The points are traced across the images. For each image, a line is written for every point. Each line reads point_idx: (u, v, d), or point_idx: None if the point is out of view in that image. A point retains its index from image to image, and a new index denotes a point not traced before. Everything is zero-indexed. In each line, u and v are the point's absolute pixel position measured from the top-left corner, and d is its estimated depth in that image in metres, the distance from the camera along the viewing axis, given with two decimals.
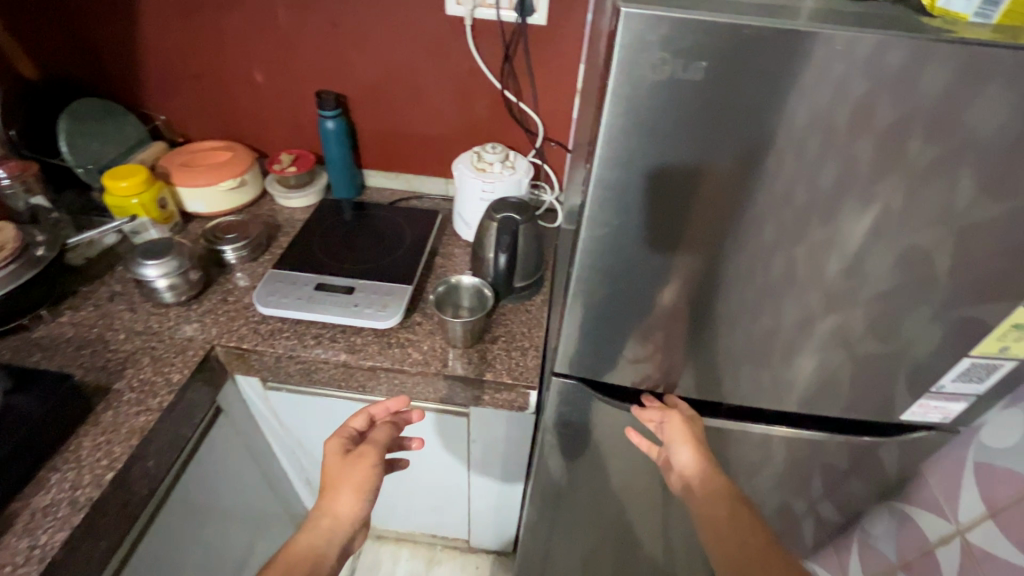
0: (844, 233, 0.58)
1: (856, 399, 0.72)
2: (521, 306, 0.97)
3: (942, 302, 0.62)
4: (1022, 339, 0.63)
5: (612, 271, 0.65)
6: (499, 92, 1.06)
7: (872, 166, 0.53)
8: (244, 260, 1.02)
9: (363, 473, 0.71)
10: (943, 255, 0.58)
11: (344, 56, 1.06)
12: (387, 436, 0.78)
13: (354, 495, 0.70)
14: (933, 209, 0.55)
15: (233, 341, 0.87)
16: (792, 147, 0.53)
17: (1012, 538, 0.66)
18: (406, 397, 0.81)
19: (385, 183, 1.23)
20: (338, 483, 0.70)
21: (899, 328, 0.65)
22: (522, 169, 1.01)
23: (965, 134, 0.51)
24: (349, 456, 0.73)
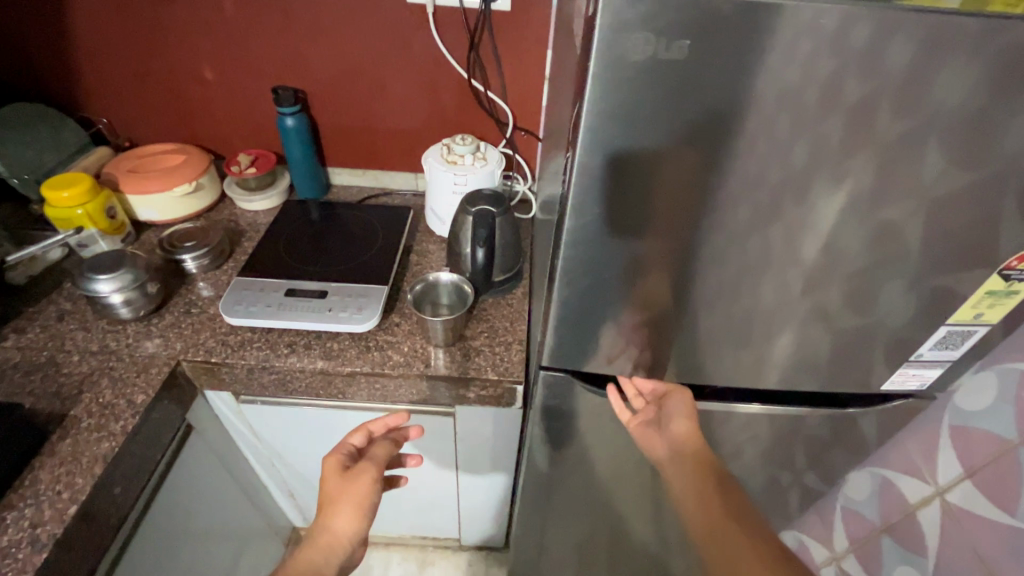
0: (821, 210, 0.58)
1: (837, 373, 0.73)
2: (502, 300, 0.95)
3: (915, 272, 0.63)
4: (996, 305, 0.65)
5: (597, 260, 0.64)
6: (466, 80, 1.03)
7: (846, 141, 0.53)
8: (206, 268, 0.96)
9: (364, 489, 0.70)
10: (914, 227, 0.60)
11: (299, 49, 1.01)
12: (388, 453, 0.77)
13: (354, 512, 0.68)
14: (904, 181, 0.56)
15: (200, 355, 0.82)
16: (770, 126, 0.52)
17: (991, 496, 0.68)
18: (405, 412, 0.80)
19: (352, 180, 1.18)
20: (337, 501, 0.68)
21: (875, 300, 0.66)
22: (494, 159, 0.99)
23: (933, 106, 0.51)
24: (348, 473, 0.71)
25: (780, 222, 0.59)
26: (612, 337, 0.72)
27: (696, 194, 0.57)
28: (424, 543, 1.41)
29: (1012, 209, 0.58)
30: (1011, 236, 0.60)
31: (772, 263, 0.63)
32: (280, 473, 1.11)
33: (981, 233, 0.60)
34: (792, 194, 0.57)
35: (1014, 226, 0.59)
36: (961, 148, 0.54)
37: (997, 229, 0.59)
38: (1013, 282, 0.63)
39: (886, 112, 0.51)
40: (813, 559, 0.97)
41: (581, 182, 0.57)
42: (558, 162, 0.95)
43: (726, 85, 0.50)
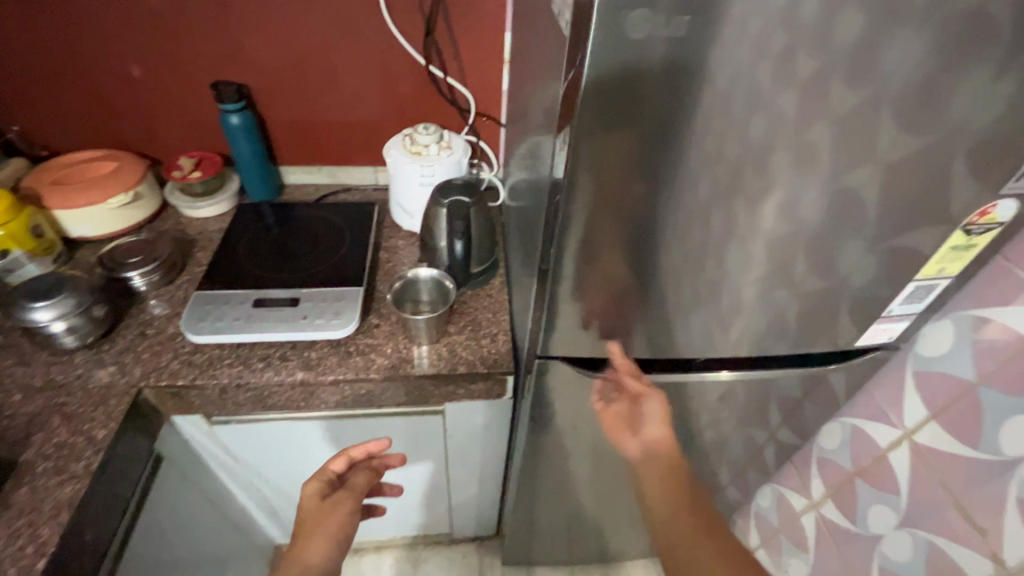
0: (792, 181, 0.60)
1: (809, 337, 0.77)
2: (481, 292, 0.94)
3: (876, 235, 0.65)
4: (958, 258, 0.67)
5: (588, 248, 0.63)
6: (423, 66, 0.99)
7: (809, 113, 0.55)
8: (157, 285, 0.88)
9: (339, 519, 0.68)
10: (872, 192, 0.62)
11: (236, 39, 0.93)
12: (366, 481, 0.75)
13: (326, 541, 0.65)
14: (861, 149, 0.58)
15: (165, 379, 0.76)
16: (745, 101, 0.53)
17: (955, 434, 0.71)
18: (387, 441, 0.76)
19: (306, 178, 1.12)
20: (313, 529, 0.66)
21: (838, 264, 0.68)
22: (460, 148, 0.96)
23: (883, 76, 0.53)
24: (326, 502, 0.70)
25: (755, 197, 0.60)
26: (600, 322, 0.71)
27: (680, 174, 0.57)
28: (413, 542, 1.39)
29: (960, 169, 0.60)
30: (962, 195, 0.62)
31: (748, 237, 0.64)
32: (258, 492, 1.05)
33: (934, 194, 0.62)
34: (765, 168, 0.58)
35: (963, 187, 0.62)
36: (910, 116, 0.56)
37: (948, 190, 0.62)
38: (974, 236, 0.66)
39: (839, 85, 0.53)
40: (793, 508, 1.04)
41: (571, 171, 0.55)
42: (524, 147, 0.93)
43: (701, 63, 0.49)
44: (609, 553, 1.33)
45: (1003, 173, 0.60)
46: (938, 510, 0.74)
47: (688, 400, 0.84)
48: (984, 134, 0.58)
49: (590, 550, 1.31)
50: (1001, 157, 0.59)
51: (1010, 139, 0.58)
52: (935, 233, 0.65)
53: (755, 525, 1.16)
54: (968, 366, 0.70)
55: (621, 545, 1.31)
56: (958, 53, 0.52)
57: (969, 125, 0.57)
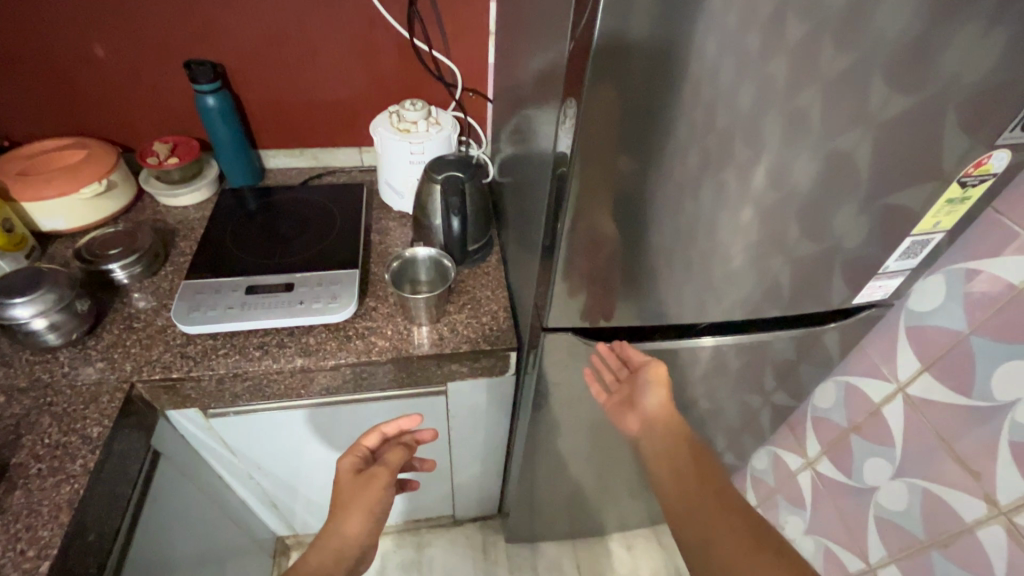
0: (783, 148, 0.57)
1: (805, 300, 0.77)
2: (478, 270, 0.92)
3: (867, 196, 0.64)
4: (953, 213, 0.68)
5: (588, 225, 0.61)
6: (406, 39, 0.96)
7: (801, 77, 0.52)
8: (140, 276, 0.85)
9: (375, 493, 0.67)
10: (863, 154, 0.60)
11: (206, 15, 0.88)
12: (402, 454, 0.73)
13: (363, 514, 0.65)
14: (852, 112, 0.55)
15: (158, 373, 0.73)
16: (736, 66, 0.50)
17: (949, 384, 0.74)
18: (418, 417, 0.75)
19: (288, 162, 1.08)
20: (351, 505, 0.66)
21: (831, 227, 0.67)
22: (449, 124, 0.94)
23: (873, 38, 0.50)
24: (361, 478, 0.68)
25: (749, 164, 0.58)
26: (599, 296, 0.70)
27: (681, 145, 0.55)
28: (417, 525, 1.40)
29: (952, 124, 0.58)
30: (953, 151, 0.61)
31: (745, 207, 0.62)
32: (259, 485, 1.04)
33: (926, 152, 0.61)
34: (759, 136, 0.55)
35: (954, 142, 0.60)
36: (902, 77, 0.54)
37: (938, 145, 0.60)
38: (969, 189, 0.65)
39: (831, 49, 0.50)
40: (789, 468, 1.07)
41: (577, 142, 0.53)
42: (514, 122, 0.91)
43: (696, 23, 0.47)
44: (609, 524, 1.36)
45: (995, 125, 0.59)
46: (932, 458, 0.77)
47: (689, 369, 0.85)
48: (975, 88, 0.56)
49: (592, 522, 1.33)
50: (993, 108, 0.58)
51: (1003, 91, 0.56)
52: (928, 189, 0.64)
53: (751, 487, 1.20)
54: (960, 319, 0.72)
55: (622, 516, 1.33)
56: (952, 5, 0.49)
57: (962, 81, 0.55)
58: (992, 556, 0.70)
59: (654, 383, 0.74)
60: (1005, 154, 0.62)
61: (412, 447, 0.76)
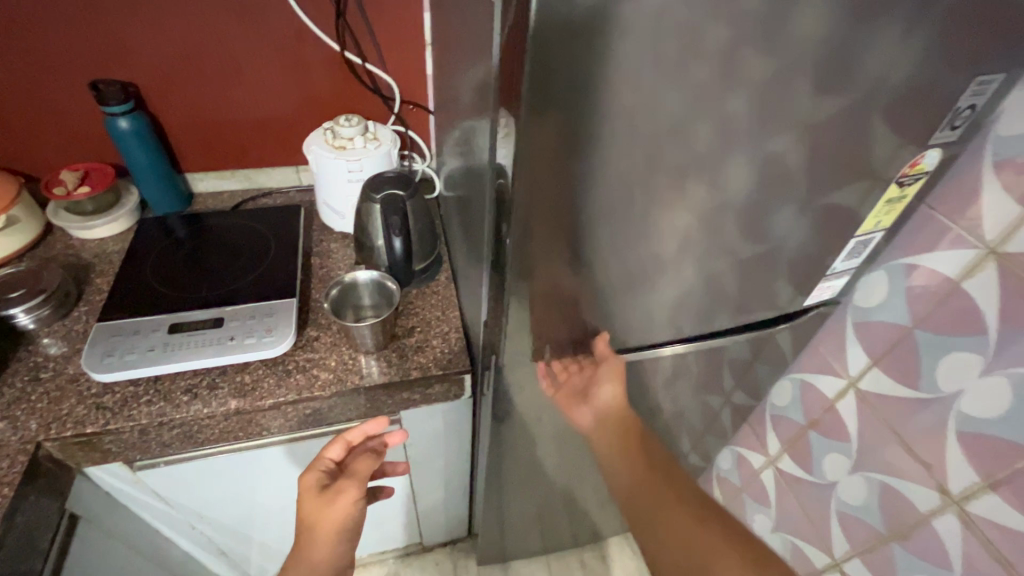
0: (717, 155, 0.55)
1: (754, 301, 0.76)
2: (426, 290, 0.88)
3: (807, 196, 0.63)
4: (891, 212, 0.69)
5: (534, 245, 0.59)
6: (337, 53, 0.91)
7: (729, 81, 0.49)
8: (48, 320, 0.77)
9: (342, 513, 0.64)
10: (797, 155, 0.58)
11: (112, 32, 0.81)
12: (370, 463, 0.71)
13: (331, 539, 0.63)
14: (784, 114, 0.53)
15: (70, 429, 0.66)
16: (657, 72, 0.46)
17: (898, 378, 0.75)
18: (384, 420, 0.71)
19: (218, 185, 1.01)
20: (316, 528, 0.63)
21: (772, 228, 0.67)
22: (388, 139, 0.90)
23: (797, 41, 0.48)
24: (325, 497, 0.64)
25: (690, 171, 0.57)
26: (550, 317, 0.67)
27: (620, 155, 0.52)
28: (383, 557, 1.33)
29: (884, 126, 0.59)
30: (886, 148, 0.61)
31: (690, 214, 0.61)
32: (204, 534, 0.96)
33: (862, 152, 0.61)
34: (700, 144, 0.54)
35: (884, 139, 0.60)
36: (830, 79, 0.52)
37: (868, 145, 0.60)
38: (905, 188, 0.66)
39: (754, 52, 0.48)
40: (753, 466, 1.07)
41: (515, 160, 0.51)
42: (456, 133, 0.87)
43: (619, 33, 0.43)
44: (582, 535, 1.33)
45: (924, 122, 0.60)
46: (885, 450, 0.78)
47: (646, 378, 0.84)
48: (902, 86, 0.55)
49: (564, 536, 1.31)
50: (922, 105, 0.58)
51: (932, 90, 0.57)
52: (864, 188, 0.65)
53: (717, 486, 1.20)
54: (904, 313, 0.73)
55: (594, 526, 1.31)
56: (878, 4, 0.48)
57: (886, 81, 0.54)
58: (948, 545, 0.72)
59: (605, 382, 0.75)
60: (934, 153, 0.63)
61: (380, 449, 0.74)
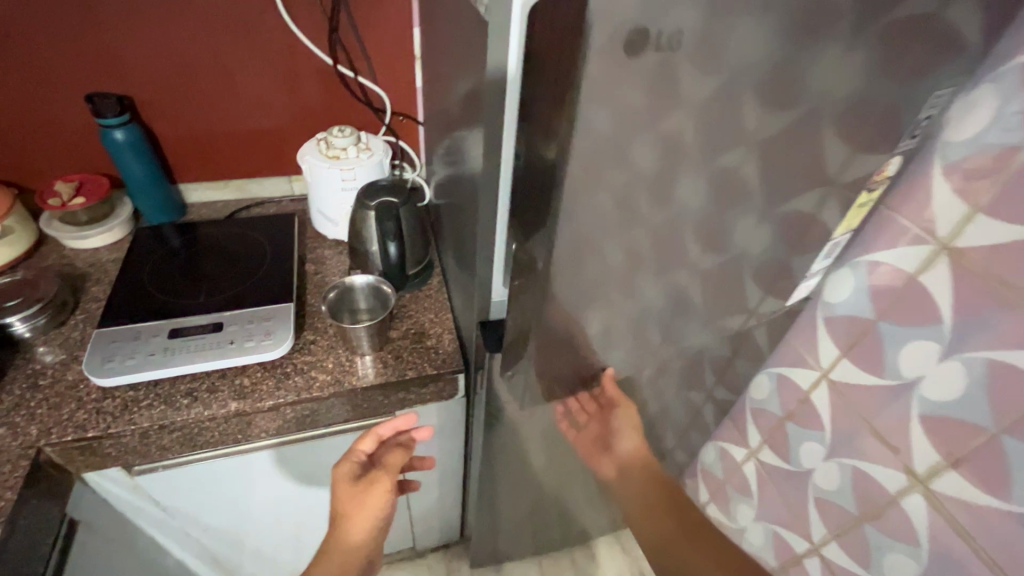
0: (661, 175, 0.53)
1: (723, 306, 0.78)
2: (419, 294, 0.91)
3: (764, 208, 0.64)
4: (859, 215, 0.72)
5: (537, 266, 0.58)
6: (330, 67, 0.94)
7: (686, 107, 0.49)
8: (45, 329, 0.78)
9: (376, 502, 0.72)
10: (750, 168, 0.58)
11: (107, 46, 0.83)
12: (400, 456, 0.78)
13: (366, 524, 0.71)
14: (726, 132, 0.52)
15: (71, 434, 0.67)
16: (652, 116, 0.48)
17: (865, 367, 0.79)
18: (414, 417, 0.75)
19: (211, 195, 1.03)
20: (351, 514, 0.70)
21: (734, 238, 0.67)
22: (379, 149, 0.93)
23: (734, 59, 0.47)
24: (360, 487, 0.71)
25: None
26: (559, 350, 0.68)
27: None
28: None
29: None
30: None
31: None
32: (200, 542, 0.97)
33: None
34: None
35: (836, 151, 0.61)
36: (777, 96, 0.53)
37: (822, 156, 0.61)
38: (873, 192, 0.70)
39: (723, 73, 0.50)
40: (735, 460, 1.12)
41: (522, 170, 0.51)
42: (446, 143, 0.91)
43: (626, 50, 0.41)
44: (573, 535, 1.36)
45: None
46: (855, 437, 0.83)
47: None
48: (847, 100, 0.56)
49: (555, 537, 1.33)
50: None
51: None
52: (823, 197, 0.67)
53: (702, 481, 1.24)
54: (869, 306, 0.77)
55: (585, 526, 1.34)
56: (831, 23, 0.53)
57: (835, 93, 0.55)
58: (914, 522, 0.76)
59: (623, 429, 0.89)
60: (888, 161, 0.66)
61: (408, 442, 0.79)
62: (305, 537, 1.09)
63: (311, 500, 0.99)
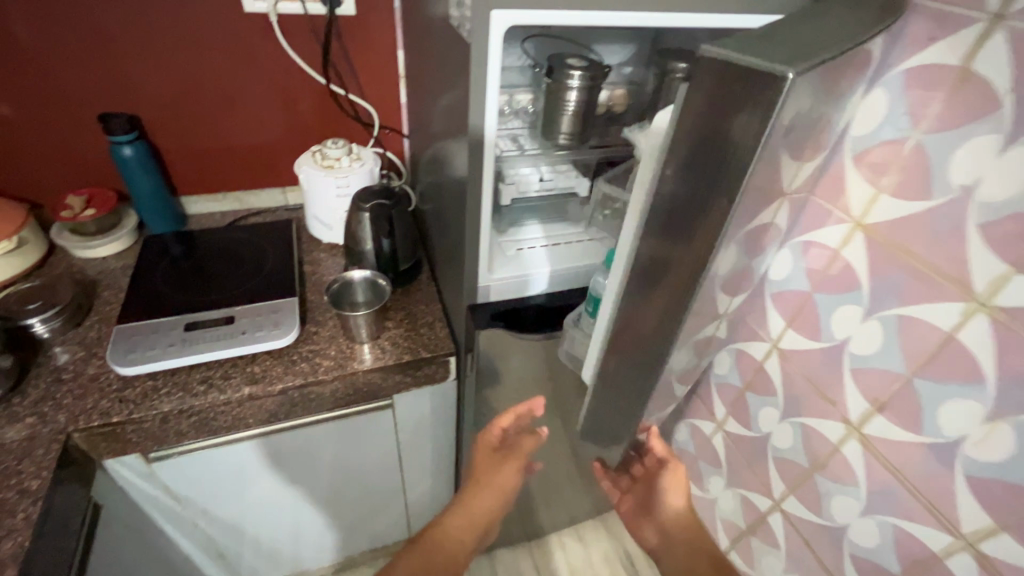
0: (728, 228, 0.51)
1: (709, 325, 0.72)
2: (411, 289, 1.00)
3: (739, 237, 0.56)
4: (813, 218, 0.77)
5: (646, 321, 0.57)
6: (323, 86, 1.03)
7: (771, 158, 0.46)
8: (63, 330, 0.84)
9: (506, 478, 0.86)
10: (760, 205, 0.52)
11: (118, 71, 0.91)
12: (533, 445, 0.91)
13: (496, 494, 0.85)
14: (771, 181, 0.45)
15: (97, 419, 0.73)
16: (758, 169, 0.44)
17: (807, 334, 0.84)
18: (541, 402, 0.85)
19: (211, 207, 1.11)
20: (482, 484, 0.85)
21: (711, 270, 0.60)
22: (370, 158, 1.01)
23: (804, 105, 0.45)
24: (497, 458, 0.88)
25: None
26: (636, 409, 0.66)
27: None
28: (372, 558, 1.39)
29: None
30: None
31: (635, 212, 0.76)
32: (206, 534, 1.02)
33: None
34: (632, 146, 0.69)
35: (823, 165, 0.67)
36: (798, 138, 0.49)
37: None
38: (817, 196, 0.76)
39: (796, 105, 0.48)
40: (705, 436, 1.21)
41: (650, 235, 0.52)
42: (430, 152, 1.01)
43: (769, 141, 0.39)
44: (561, 520, 1.43)
45: None
46: (803, 400, 0.88)
47: None
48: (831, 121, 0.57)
49: (544, 522, 1.40)
50: None
51: None
52: (780, 207, 0.65)
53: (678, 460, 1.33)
54: (804, 281, 0.83)
55: (570, 511, 1.41)
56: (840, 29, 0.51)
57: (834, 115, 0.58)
58: (855, 469, 0.82)
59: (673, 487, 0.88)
60: (817, 158, 0.68)
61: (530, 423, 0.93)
62: (304, 527, 1.15)
63: (312, 490, 1.04)
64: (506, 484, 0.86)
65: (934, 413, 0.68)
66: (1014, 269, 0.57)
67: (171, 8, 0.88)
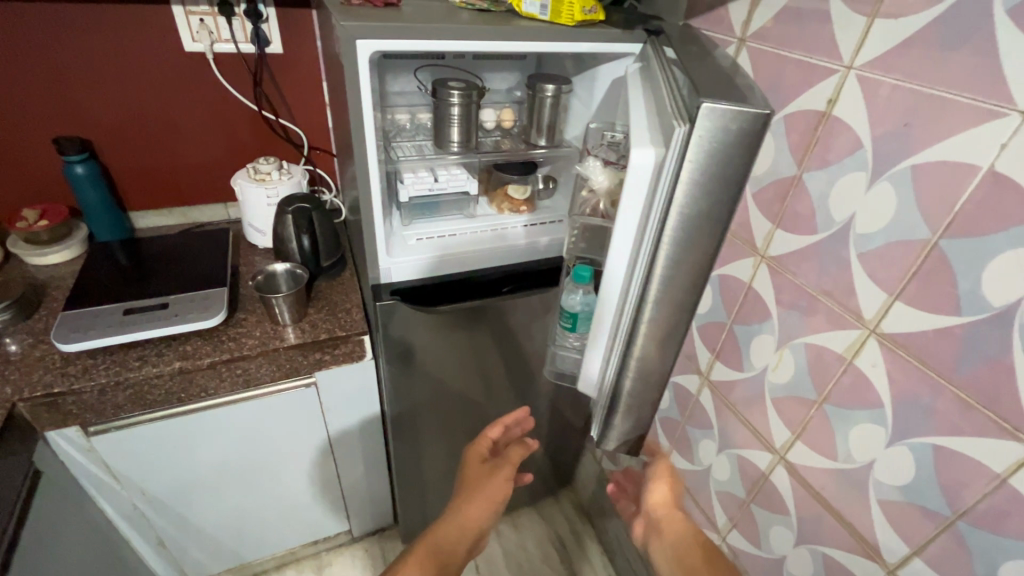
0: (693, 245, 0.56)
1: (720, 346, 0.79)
2: (334, 282, 1.14)
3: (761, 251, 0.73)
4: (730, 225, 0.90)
5: (658, 352, 0.60)
6: (256, 111, 1.20)
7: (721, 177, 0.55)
8: (13, 323, 0.94)
9: (494, 489, 0.90)
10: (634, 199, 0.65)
11: (77, 100, 1.06)
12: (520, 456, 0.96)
13: (488, 504, 0.87)
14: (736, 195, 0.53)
15: (40, 391, 0.83)
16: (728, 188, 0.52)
17: None
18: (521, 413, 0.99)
19: (158, 221, 1.25)
20: (473, 498, 0.87)
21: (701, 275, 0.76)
22: (298, 172, 1.17)
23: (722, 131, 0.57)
24: (486, 468, 0.93)
25: None
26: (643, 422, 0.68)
27: None
28: (316, 552, 1.48)
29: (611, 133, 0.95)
30: None
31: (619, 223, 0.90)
32: (147, 519, 1.10)
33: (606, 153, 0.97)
34: None
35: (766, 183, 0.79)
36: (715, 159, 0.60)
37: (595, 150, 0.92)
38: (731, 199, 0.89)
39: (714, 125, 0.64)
40: None
41: (657, 276, 0.53)
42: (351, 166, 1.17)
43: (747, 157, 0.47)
44: None
45: None
46: None
47: (511, 340, 1.10)
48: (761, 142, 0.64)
49: None
50: None
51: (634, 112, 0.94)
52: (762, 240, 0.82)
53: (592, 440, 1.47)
54: None
55: None
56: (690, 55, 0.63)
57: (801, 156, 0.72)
58: (709, 412, 0.98)
59: (659, 478, 0.84)
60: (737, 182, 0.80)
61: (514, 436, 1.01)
62: (244, 516, 1.23)
63: (250, 474, 1.14)
64: (495, 490, 0.89)
65: (748, 349, 0.86)
66: (776, 225, 0.77)
67: (119, 47, 1.04)
